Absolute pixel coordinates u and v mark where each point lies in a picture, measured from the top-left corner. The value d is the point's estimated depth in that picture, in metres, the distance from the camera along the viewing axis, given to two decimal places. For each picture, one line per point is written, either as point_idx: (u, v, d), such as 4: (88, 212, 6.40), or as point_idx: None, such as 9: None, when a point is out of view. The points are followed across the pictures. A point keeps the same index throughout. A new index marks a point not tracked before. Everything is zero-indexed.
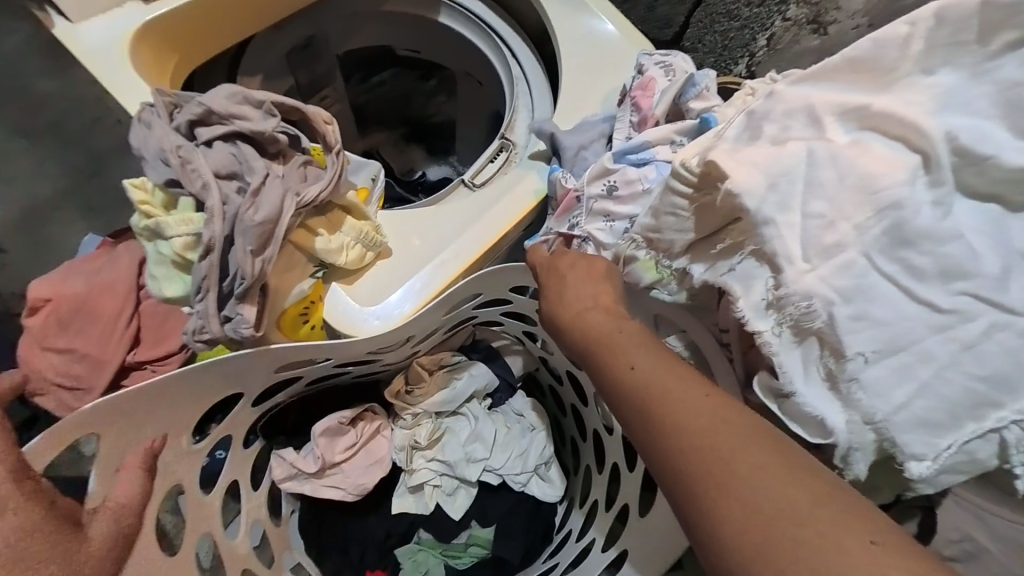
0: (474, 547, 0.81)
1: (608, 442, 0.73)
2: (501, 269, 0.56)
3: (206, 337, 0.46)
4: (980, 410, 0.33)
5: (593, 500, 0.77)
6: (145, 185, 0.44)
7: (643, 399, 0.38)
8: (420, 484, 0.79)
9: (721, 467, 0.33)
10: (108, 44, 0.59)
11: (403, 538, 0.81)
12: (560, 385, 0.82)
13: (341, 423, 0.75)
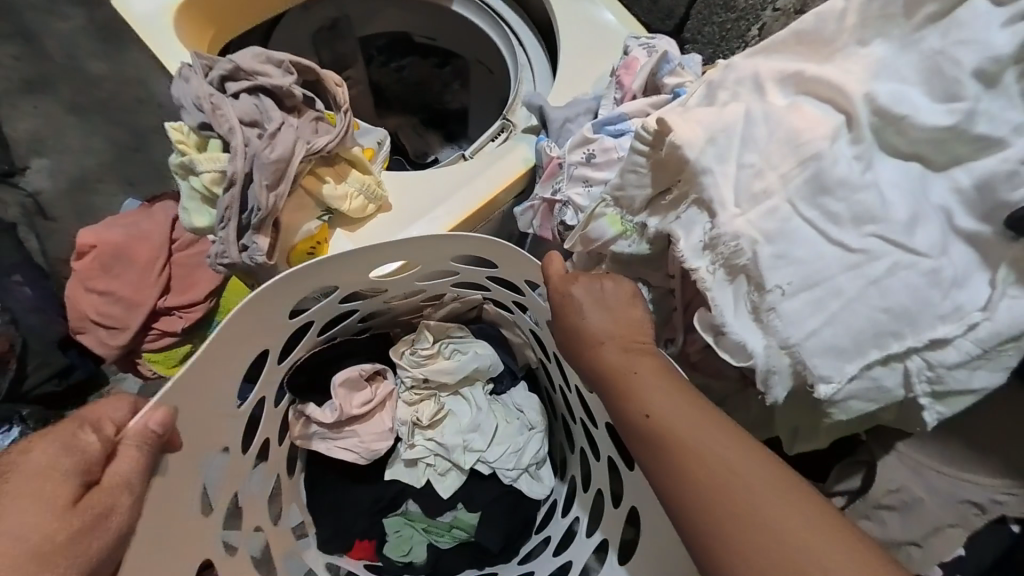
0: (457, 529, 0.80)
1: (595, 469, 0.72)
2: (511, 247, 0.54)
3: (226, 261, 0.53)
4: (886, 341, 0.40)
5: (575, 516, 0.76)
6: (182, 127, 0.51)
7: (669, 450, 0.42)
8: (415, 459, 0.80)
9: (731, 500, 0.39)
10: (159, 14, 0.67)
11: (392, 506, 0.80)
12: (557, 390, 0.78)
13: (360, 377, 0.77)
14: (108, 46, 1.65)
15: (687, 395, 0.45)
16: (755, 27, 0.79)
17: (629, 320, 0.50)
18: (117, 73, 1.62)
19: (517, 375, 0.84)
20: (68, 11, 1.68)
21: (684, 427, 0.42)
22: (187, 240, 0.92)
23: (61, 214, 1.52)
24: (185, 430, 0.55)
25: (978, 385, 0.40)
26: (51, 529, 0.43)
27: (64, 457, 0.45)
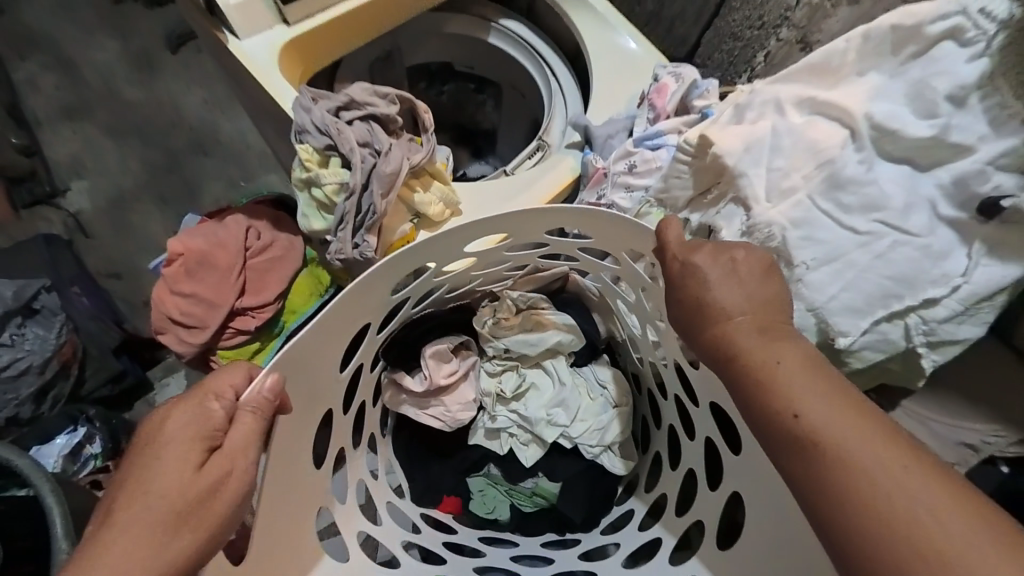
0: (539, 495, 0.93)
1: (686, 446, 0.81)
2: (621, 218, 0.62)
3: (341, 257, 0.64)
4: (889, 301, 0.52)
5: (660, 493, 0.85)
6: (309, 148, 0.62)
7: (803, 433, 0.44)
8: (498, 429, 0.93)
9: (867, 487, 0.41)
10: (265, 52, 0.78)
11: (477, 469, 0.95)
12: (642, 365, 0.90)
13: (447, 349, 0.89)
14: (143, 75, 1.81)
15: (824, 381, 0.46)
16: (761, 54, 0.91)
17: (756, 296, 0.52)
18: (148, 96, 1.78)
19: (597, 347, 0.94)
20: (110, 44, 1.83)
21: (818, 409, 0.44)
22: (259, 248, 1.03)
23: (99, 230, 1.62)
24: (298, 391, 0.62)
25: (964, 335, 0.53)
26: (183, 491, 0.49)
27: (198, 422, 0.51)
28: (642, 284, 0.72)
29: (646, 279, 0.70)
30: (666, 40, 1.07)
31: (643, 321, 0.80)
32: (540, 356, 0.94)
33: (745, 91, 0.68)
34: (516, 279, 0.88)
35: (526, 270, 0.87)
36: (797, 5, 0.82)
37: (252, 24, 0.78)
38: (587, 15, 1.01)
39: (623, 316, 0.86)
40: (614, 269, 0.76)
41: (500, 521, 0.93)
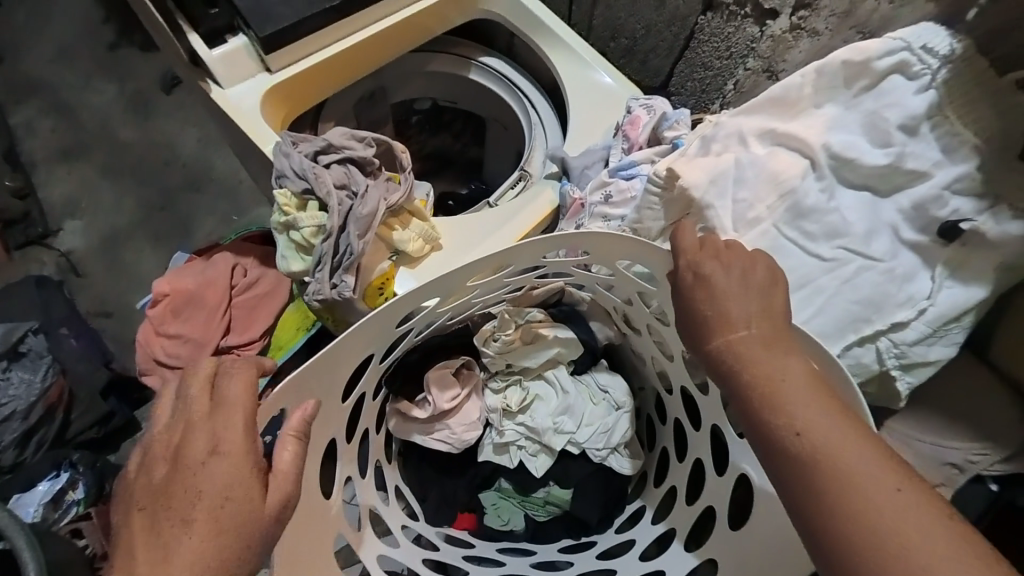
0: (552, 503, 0.90)
1: (693, 438, 0.80)
2: (613, 235, 0.61)
3: (320, 297, 0.64)
4: (860, 325, 0.54)
5: (671, 486, 0.85)
6: (287, 193, 0.64)
7: (811, 456, 0.44)
8: (506, 444, 0.89)
9: (873, 514, 0.40)
10: (247, 100, 0.81)
11: (487, 483, 0.92)
12: (643, 359, 0.87)
13: (449, 373, 0.85)
14: (139, 116, 1.84)
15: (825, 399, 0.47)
16: (730, 83, 0.93)
17: (764, 306, 0.51)
18: (144, 137, 1.81)
19: (597, 355, 0.90)
20: (106, 88, 1.89)
21: (819, 424, 0.45)
22: (245, 285, 1.02)
23: (90, 268, 1.63)
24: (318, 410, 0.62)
25: (936, 355, 0.54)
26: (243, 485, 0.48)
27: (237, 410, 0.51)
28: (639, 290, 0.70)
29: (644, 286, 0.68)
30: (642, 71, 1.09)
31: (647, 329, 0.77)
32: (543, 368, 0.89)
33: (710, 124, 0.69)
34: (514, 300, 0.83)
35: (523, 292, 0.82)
36: (761, 37, 0.85)
37: (234, 74, 0.81)
38: (562, 48, 1.04)
39: (624, 321, 0.83)
40: (611, 280, 0.73)
41: (515, 532, 0.91)
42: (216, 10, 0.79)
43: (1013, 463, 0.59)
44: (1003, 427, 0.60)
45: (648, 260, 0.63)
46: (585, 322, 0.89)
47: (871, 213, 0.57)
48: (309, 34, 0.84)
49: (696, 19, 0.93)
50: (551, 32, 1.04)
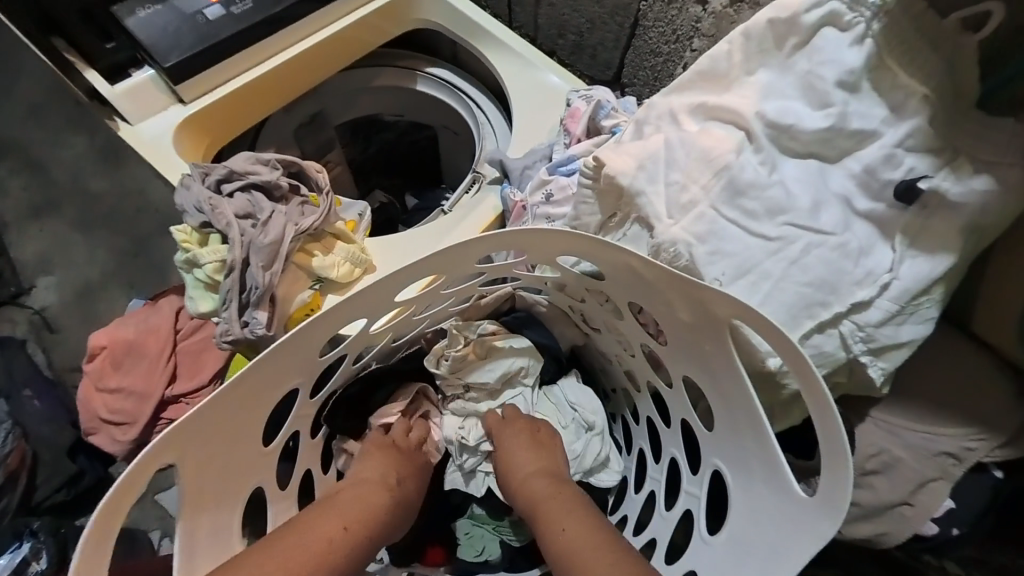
0: (526, 525, 0.81)
1: (664, 433, 0.69)
2: (548, 231, 0.50)
3: (230, 338, 0.61)
4: (815, 309, 0.49)
5: (649, 491, 0.73)
6: (187, 229, 0.61)
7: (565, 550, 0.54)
8: (471, 471, 0.77)
9: None
10: (158, 135, 0.77)
11: (459, 511, 0.84)
12: (609, 360, 0.76)
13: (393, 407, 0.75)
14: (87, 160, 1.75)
15: (566, 500, 0.61)
16: (680, 67, 0.88)
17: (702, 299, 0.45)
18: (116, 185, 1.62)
19: (560, 359, 0.78)
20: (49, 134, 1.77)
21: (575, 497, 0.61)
22: (191, 328, 0.96)
23: (66, 324, 1.57)
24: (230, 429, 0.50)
25: (907, 336, 0.49)
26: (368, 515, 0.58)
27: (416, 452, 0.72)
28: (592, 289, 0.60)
29: (591, 279, 0.58)
30: (592, 68, 1.04)
31: (608, 328, 0.67)
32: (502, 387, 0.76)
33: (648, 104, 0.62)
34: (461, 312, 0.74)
35: (472, 301, 0.72)
36: (704, 15, 0.80)
37: (143, 110, 0.78)
38: (502, 50, 0.94)
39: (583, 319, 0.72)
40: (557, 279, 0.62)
41: (490, 562, 0.82)
42: (112, 44, 0.75)
43: (1010, 447, 0.54)
44: (996, 409, 0.54)
45: (594, 258, 0.52)
46: (542, 326, 0.77)
47: (821, 184, 0.51)
48: (219, 61, 0.79)
49: (638, 5, 0.88)
50: (488, 34, 0.95)
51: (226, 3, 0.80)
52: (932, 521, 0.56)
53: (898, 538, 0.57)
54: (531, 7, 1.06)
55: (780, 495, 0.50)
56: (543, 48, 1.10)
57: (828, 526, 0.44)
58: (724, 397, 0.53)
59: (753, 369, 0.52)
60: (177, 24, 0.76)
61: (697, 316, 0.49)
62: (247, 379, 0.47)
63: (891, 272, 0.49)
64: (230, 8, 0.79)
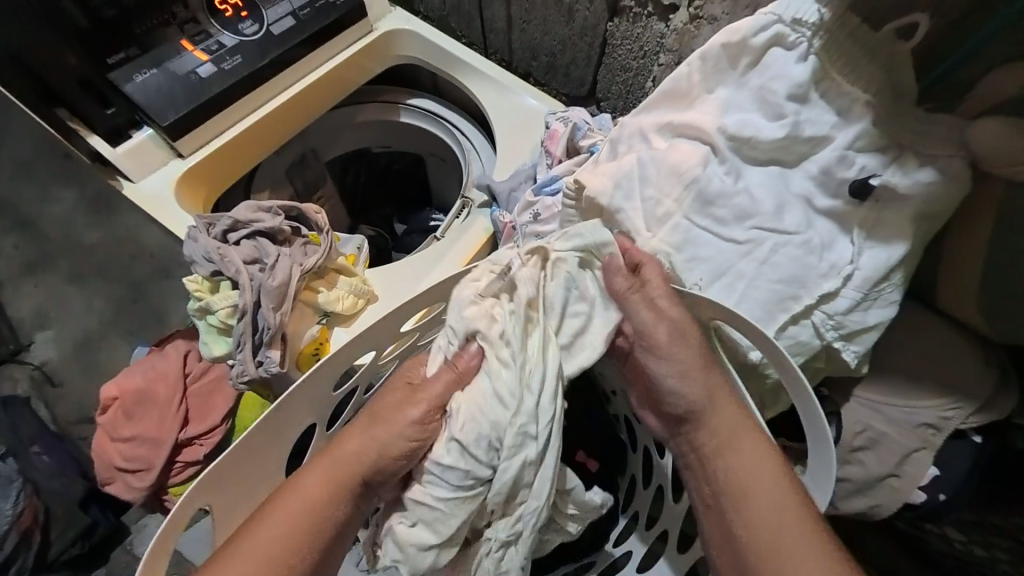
0: None
1: None
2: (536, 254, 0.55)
3: (246, 378, 0.64)
4: (789, 304, 0.53)
5: (658, 486, 0.75)
6: (198, 278, 0.65)
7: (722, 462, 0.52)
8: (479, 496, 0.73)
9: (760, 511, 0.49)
10: (160, 191, 0.82)
11: None
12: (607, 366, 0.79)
13: None
14: (69, 211, 1.73)
15: (725, 401, 0.52)
16: (649, 81, 0.94)
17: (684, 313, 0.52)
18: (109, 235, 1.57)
19: None
20: (27, 188, 1.75)
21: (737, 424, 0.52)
22: (199, 371, 0.99)
23: (68, 376, 1.56)
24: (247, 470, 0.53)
25: (874, 320, 0.53)
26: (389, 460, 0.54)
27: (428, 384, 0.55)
28: None
29: None
30: (567, 85, 1.09)
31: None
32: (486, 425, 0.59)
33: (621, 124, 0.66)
34: None
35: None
36: (667, 31, 0.85)
37: (143, 168, 0.82)
38: (480, 79, 0.99)
39: None
40: None
41: None
42: (113, 110, 0.79)
43: (983, 412, 0.58)
44: (967, 378, 0.58)
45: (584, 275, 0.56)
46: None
47: (784, 188, 0.56)
48: (212, 115, 0.84)
49: (605, 26, 0.94)
50: (463, 63, 1.00)
51: (215, 59, 0.83)
52: (919, 488, 0.60)
53: (890, 507, 0.61)
54: (505, 34, 1.11)
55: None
56: (519, 71, 1.16)
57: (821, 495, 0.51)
58: None
59: (738, 361, 0.56)
60: (171, 84, 0.79)
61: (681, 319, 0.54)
62: (273, 419, 0.52)
63: (854, 263, 0.53)
64: (220, 64, 0.83)
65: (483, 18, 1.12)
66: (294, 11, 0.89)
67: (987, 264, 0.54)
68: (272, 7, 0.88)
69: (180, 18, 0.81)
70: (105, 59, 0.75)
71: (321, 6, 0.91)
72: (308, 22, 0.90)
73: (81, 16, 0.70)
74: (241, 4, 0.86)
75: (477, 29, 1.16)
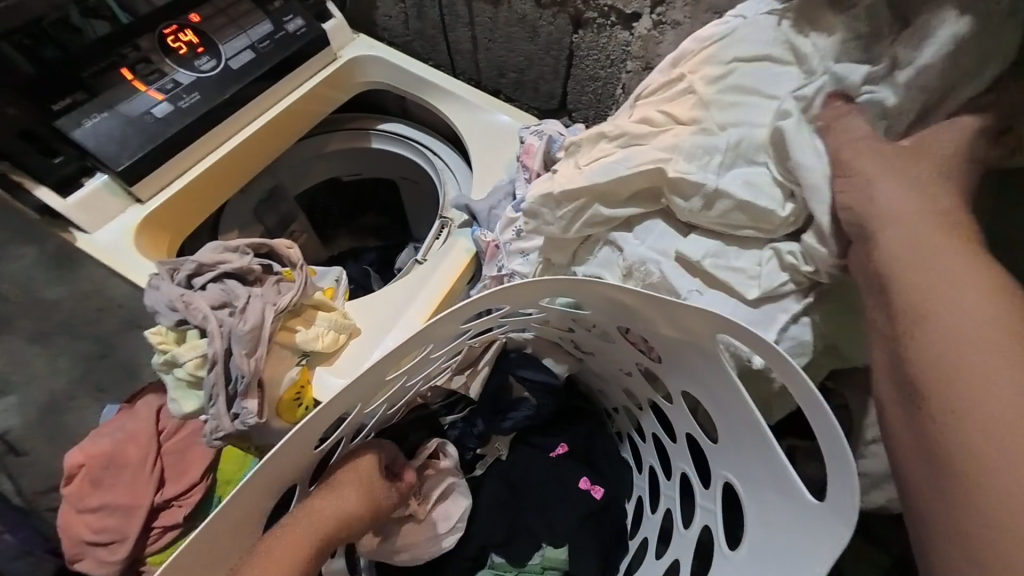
0: (551, 568, 0.78)
1: (673, 450, 0.69)
2: (524, 281, 0.51)
3: (222, 434, 0.60)
4: (784, 303, 0.52)
5: (666, 508, 0.72)
6: (161, 330, 0.61)
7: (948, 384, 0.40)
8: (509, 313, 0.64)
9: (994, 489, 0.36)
10: (117, 239, 0.77)
11: (478, 563, 0.80)
12: (605, 379, 0.76)
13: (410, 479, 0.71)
14: None
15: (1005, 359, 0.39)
16: (619, 88, 0.94)
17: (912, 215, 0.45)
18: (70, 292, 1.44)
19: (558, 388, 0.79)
20: None
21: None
22: (173, 426, 0.92)
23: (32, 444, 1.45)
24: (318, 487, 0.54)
25: None
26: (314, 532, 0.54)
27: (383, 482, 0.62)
28: (575, 319, 0.61)
29: (574, 311, 0.59)
30: (536, 99, 1.09)
31: (600, 351, 0.68)
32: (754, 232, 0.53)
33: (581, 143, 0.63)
34: (456, 364, 0.71)
35: (462, 353, 0.70)
36: (632, 39, 0.86)
37: (96, 218, 0.77)
38: (449, 99, 0.98)
39: (577, 345, 0.71)
40: (541, 315, 0.63)
41: None
42: (60, 159, 0.73)
43: None
44: None
45: (578, 295, 0.54)
46: (533, 363, 0.77)
47: (779, 175, 0.52)
48: (172, 157, 0.80)
49: (569, 38, 0.94)
50: (430, 85, 0.99)
51: (171, 98, 0.79)
52: None
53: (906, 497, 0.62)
54: (470, 54, 1.12)
55: (792, 502, 0.50)
56: (488, 89, 1.16)
57: (843, 532, 0.45)
58: (722, 406, 0.55)
59: (743, 368, 0.54)
60: (123, 127, 0.75)
61: (680, 330, 0.51)
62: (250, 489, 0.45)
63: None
64: (176, 103, 0.80)
65: (448, 40, 1.12)
66: (254, 45, 0.87)
67: None
68: (229, 42, 0.85)
69: (131, 59, 0.78)
70: (51, 106, 0.70)
71: (280, 38, 0.89)
72: (268, 55, 0.88)
73: (22, 63, 0.67)
74: (197, 41, 0.83)
75: (443, 52, 1.16)
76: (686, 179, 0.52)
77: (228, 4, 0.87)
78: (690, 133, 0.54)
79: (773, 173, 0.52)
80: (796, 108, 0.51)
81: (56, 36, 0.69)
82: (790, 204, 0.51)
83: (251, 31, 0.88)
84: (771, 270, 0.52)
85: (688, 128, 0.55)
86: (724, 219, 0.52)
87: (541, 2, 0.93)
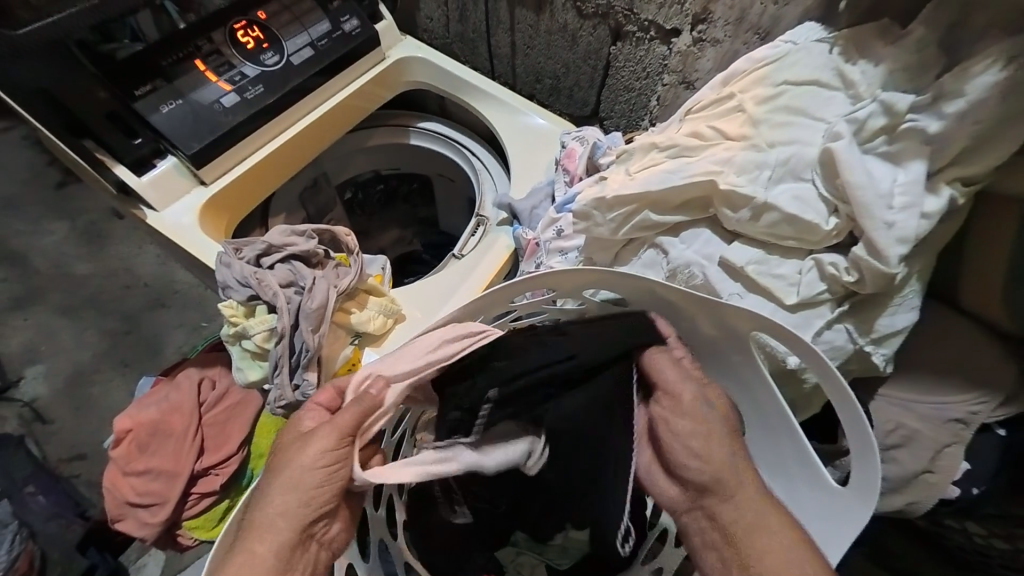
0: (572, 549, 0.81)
1: None
2: (570, 271, 0.55)
3: (284, 403, 0.65)
4: (817, 309, 0.56)
5: None
6: (233, 304, 0.66)
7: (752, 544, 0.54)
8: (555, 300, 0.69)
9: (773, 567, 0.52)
10: (183, 218, 0.82)
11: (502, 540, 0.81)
12: None
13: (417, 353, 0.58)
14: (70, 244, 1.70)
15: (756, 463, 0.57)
16: (654, 100, 0.98)
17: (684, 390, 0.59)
18: None
19: None
20: (21, 224, 1.72)
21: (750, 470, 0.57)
22: (215, 399, 0.97)
23: (58, 413, 1.47)
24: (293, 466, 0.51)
25: (901, 324, 0.56)
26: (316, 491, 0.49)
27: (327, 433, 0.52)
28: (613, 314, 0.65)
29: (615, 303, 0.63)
30: (571, 106, 1.13)
31: None
32: (793, 240, 0.57)
33: (628, 151, 0.67)
34: None
35: None
36: (670, 54, 0.90)
37: (163, 197, 0.82)
38: (491, 102, 1.02)
39: None
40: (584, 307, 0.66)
41: None
42: (138, 140, 0.79)
43: (1006, 406, 0.63)
44: (990, 373, 0.63)
45: (620, 288, 0.58)
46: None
47: (826, 192, 0.55)
48: (236, 144, 0.85)
49: (609, 50, 0.98)
50: (473, 87, 1.03)
51: (238, 89, 0.85)
52: (954, 484, 0.64)
53: (927, 503, 0.65)
54: (509, 60, 1.16)
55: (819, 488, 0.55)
56: (524, 93, 1.20)
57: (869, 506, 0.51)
58: (749, 397, 0.59)
59: (776, 368, 0.58)
60: (197, 114, 0.81)
61: (719, 329, 0.55)
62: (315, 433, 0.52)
63: (901, 267, 0.53)
64: (243, 94, 0.85)
65: (489, 45, 1.17)
66: (314, 42, 0.92)
67: (1006, 274, 0.60)
68: (292, 38, 0.91)
69: (204, 51, 0.83)
70: (133, 91, 0.75)
71: (337, 37, 0.94)
72: (326, 52, 0.93)
73: (85, 58, 0.70)
74: (263, 36, 0.88)
75: (483, 56, 1.20)
76: (736, 192, 0.56)
77: (292, 2, 0.92)
78: (740, 149, 0.58)
79: (820, 190, 0.55)
80: (847, 130, 0.53)
81: (111, 32, 0.73)
82: (835, 219, 0.55)
83: (311, 29, 0.93)
84: (807, 278, 0.55)
85: (738, 143, 0.59)
86: (767, 227, 0.56)
87: (584, 14, 0.97)
